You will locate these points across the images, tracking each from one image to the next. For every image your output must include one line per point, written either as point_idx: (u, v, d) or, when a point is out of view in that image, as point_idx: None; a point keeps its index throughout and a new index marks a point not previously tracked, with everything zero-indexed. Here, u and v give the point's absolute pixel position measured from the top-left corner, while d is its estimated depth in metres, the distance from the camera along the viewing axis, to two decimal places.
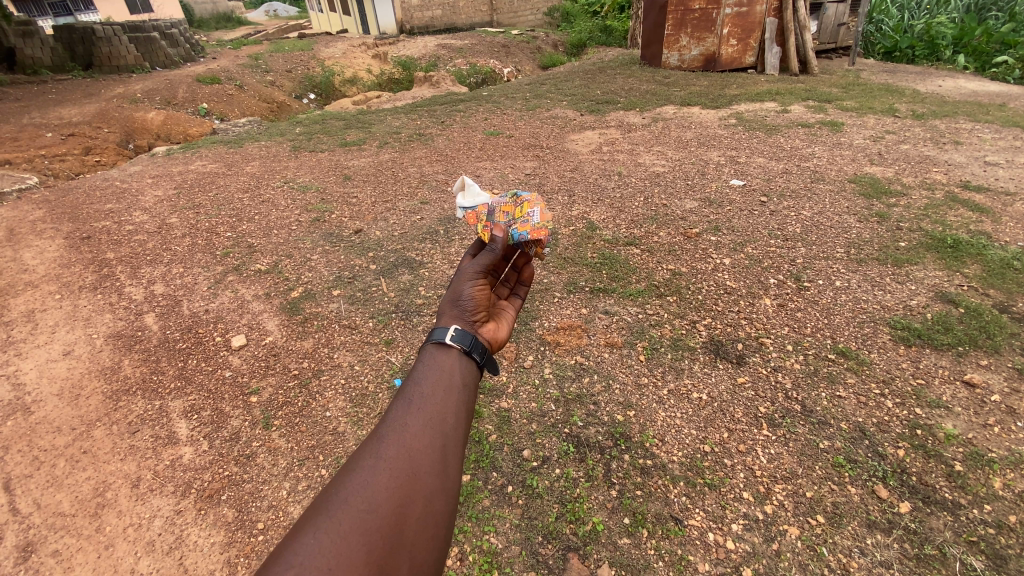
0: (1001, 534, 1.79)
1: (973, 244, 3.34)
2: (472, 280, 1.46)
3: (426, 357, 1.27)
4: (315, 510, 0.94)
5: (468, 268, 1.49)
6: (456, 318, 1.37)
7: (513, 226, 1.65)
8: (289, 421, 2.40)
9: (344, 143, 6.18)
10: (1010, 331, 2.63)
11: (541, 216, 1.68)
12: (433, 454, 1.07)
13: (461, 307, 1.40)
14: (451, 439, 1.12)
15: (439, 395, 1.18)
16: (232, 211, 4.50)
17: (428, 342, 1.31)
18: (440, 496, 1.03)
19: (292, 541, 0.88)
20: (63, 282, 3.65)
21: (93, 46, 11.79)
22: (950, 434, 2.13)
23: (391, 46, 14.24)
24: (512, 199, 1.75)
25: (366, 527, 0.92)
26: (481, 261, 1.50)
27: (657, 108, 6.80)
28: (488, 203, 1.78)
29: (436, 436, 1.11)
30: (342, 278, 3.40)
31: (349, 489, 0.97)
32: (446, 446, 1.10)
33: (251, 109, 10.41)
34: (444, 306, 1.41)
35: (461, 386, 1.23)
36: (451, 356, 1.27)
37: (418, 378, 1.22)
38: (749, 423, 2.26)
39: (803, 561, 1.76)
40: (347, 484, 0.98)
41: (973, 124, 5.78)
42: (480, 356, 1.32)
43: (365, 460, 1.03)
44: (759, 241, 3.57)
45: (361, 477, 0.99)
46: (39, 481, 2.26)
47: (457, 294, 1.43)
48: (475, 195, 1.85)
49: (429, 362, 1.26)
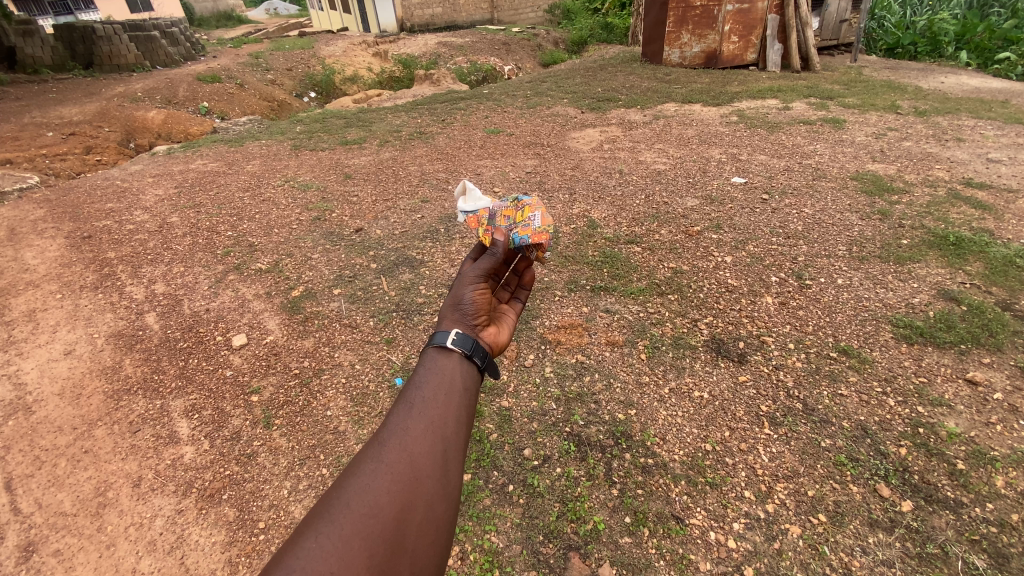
0: (1004, 532, 1.79)
1: (976, 241, 3.32)
2: (472, 284, 1.45)
3: (427, 360, 1.27)
4: (316, 515, 0.93)
5: (468, 272, 1.48)
6: (457, 322, 1.36)
7: (514, 230, 1.65)
8: (290, 420, 2.40)
9: (344, 141, 6.17)
10: (1013, 329, 2.62)
11: (542, 221, 1.68)
12: (434, 458, 1.07)
13: (462, 312, 1.39)
14: (452, 443, 1.12)
15: (440, 399, 1.18)
16: (233, 210, 4.50)
17: (429, 346, 1.30)
18: (441, 501, 1.03)
19: (293, 545, 0.88)
20: (64, 281, 3.65)
21: (93, 45, 11.79)
22: (952, 432, 2.12)
23: (391, 44, 14.23)
24: (513, 204, 1.75)
25: (367, 532, 0.91)
26: (481, 265, 1.50)
27: (658, 106, 6.79)
28: (488, 207, 1.77)
29: (437, 439, 1.10)
30: (343, 277, 3.39)
31: (351, 494, 0.96)
32: (446, 449, 1.10)
33: (252, 108, 10.40)
34: (445, 310, 1.40)
35: (462, 389, 1.23)
36: (452, 360, 1.27)
37: (418, 382, 1.21)
38: (750, 421, 2.26)
39: (804, 560, 1.76)
40: (347, 489, 0.97)
41: (975, 121, 5.76)
42: (480, 360, 1.31)
43: (366, 464, 1.02)
44: (760, 239, 3.56)
45: (361, 481, 0.99)
46: (41, 481, 2.27)
47: (458, 298, 1.42)
48: (476, 199, 1.82)
49: (430, 366, 1.25)
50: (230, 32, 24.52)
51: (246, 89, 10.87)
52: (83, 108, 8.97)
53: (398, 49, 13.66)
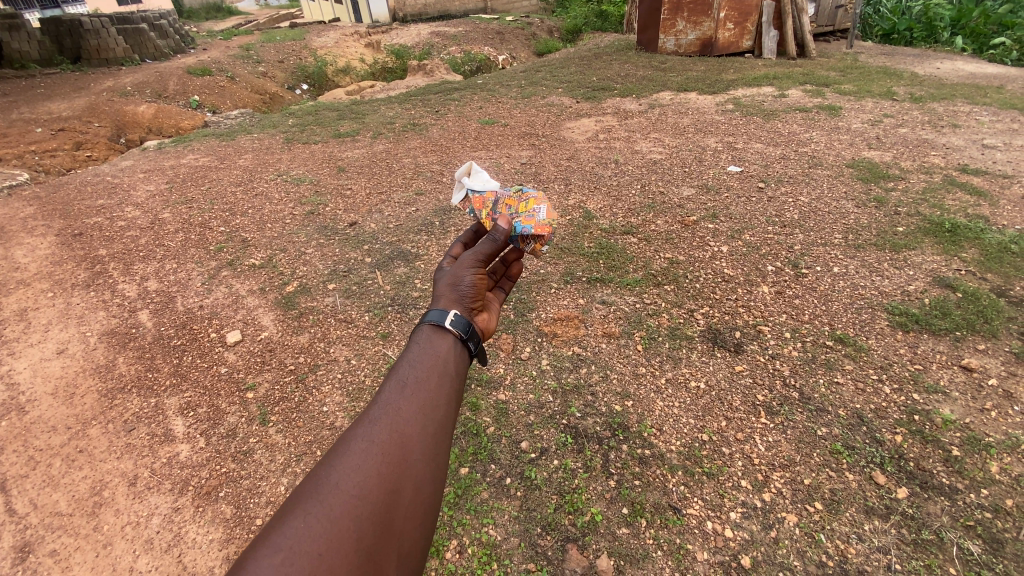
0: (998, 517, 1.80)
1: (972, 228, 3.32)
2: (473, 267, 1.43)
3: (419, 340, 1.25)
4: (303, 494, 0.92)
5: (468, 256, 1.46)
6: (455, 302, 1.35)
7: (516, 219, 1.65)
8: (286, 417, 2.40)
9: (337, 134, 6.12)
10: (1008, 315, 2.63)
11: (546, 214, 1.70)
12: (425, 442, 1.06)
13: (459, 293, 1.37)
14: (442, 427, 1.11)
15: (432, 380, 1.16)
16: (225, 205, 4.46)
17: (423, 323, 1.29)
18: (429, 484, 1.03)
19: (280, 523, 0.87)
20: (55, 280, 3.62)
21: (81, 38, 11.65)
22: (948, 419, 2.13)
23: (384, 35, 14.11)
24: (516, 193, 1.74)
25: (356, 514, 0.91)
26: (481, 249, 1.48)
27: (654, 94, 6.74)
28: (494, 190, 1.74)
29: (428, 423, 1.09)
30: (337, 271, 3.37)
31: (341, 473, 0.95)
32: (437, 433, 1.09)
33: (243, 101, 10.30)
34: (442, 289, 1.38)
35: (454, 372, 1.22)
36: (447, 341, 1.25)
37: (410, 361, 1.19)
38: (747, 411, 2.26)
39: (800, 547, 1.77)
40: (338, 467, 0.96)
41: (971, 107, 5.74)
42: (473, 346, 1.31)
43: (358, 442, 1.01)
44: (757, 228, 3.55)
45: (349, 461, 0.97)
46: (36, 481, 2.26)
47: (457, 278, 1.40)
48: (482, 179, 1.77)
49: (424, 346, 1.23)
50: (221, 23, 24.30)
51: (238, 82, 10.76)
52: (72, 103, 8.86)
53: (391, 40, 13.55)
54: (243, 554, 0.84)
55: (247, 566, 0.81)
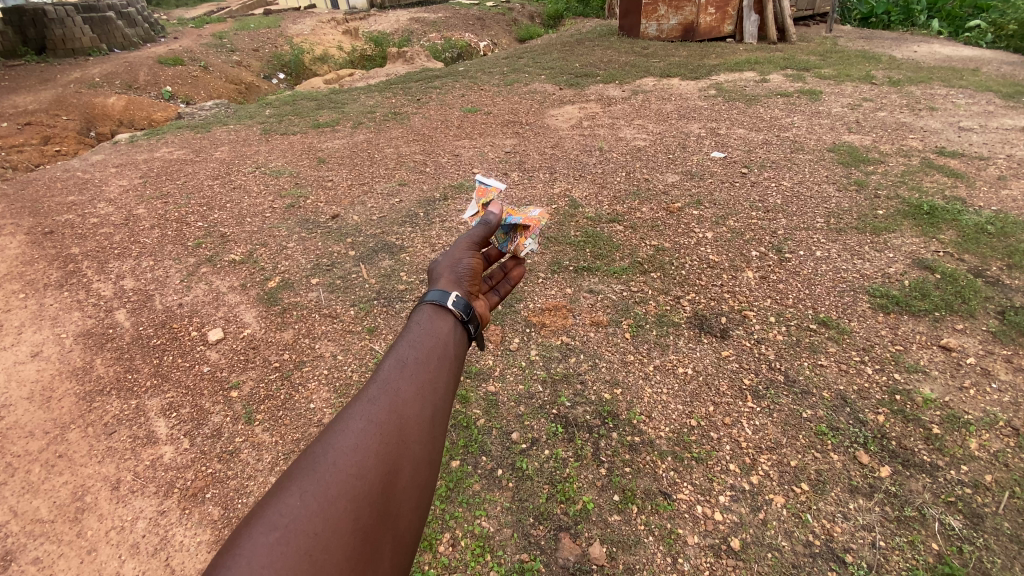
0: (978, 493, 1.85)
1: (949, 210, 3.38)
2: (469, 251, 1.44)
3: (417, 321, 1.22)
4: (300, 471, 0.90)
5: (463, 239, 1.47)
6: (453, 284, 1.33)
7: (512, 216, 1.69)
8: (272, 414, 2.36)
9: (316, 124, 5.98)
10: (985, 295, 2.68)
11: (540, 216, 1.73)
12: (423, 424, 1.04)
13: (458, 275, 1.36)
14: (440, 410, 1.09)
15: (431, 362, 1.14)
16: (202, 199, 4.35)
17: (423, 303, 1.26)
18: (427, 466, 1.01)
19: (275, 500, 0.86)
20: (26, 280, 3.50)
21: (45, 28, 11.22)
22: (928, 399, 2.18)
23: (361, 22, 13.83)
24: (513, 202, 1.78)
25: (354, 493, 0.89)
26: (475, 234, 1.49)
27: (637, 80, 6.71)
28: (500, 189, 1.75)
29: (427, 405, 1.07)
30: (320, 266, 3.31)
31: (340, 452, 0.94)
32: (435, 415, 1.07)
33: (218, 91, 10.03)
34: (440, 270, 1.37)
35: (453, 354, 1.20)
36: (446, 323, 1.23)
37: (408, 342, 1.17)
38: (734, 395, 2.29)
39: (788, 528, 1.80)
40: (335, 446, 0.94)
41: (947, 89, 5.82)
42: (473, 329, 1.28)
43: (355, 421, 0.99)
44: (740, 214, 3.57)
45: (347, 440, 0.95)
46: (15, 488, 2.20)
47: (455, 261, 1.39)
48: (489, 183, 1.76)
49: (422, 326, 1.21)
50: (193, 11, 23.57)
51: (211, 71, 10.46)
52: (38, 96, 8.55)
53: (369, 28, 13.29)
54: (237, 532, 0.82)
55: (241, 543, 0.79)
